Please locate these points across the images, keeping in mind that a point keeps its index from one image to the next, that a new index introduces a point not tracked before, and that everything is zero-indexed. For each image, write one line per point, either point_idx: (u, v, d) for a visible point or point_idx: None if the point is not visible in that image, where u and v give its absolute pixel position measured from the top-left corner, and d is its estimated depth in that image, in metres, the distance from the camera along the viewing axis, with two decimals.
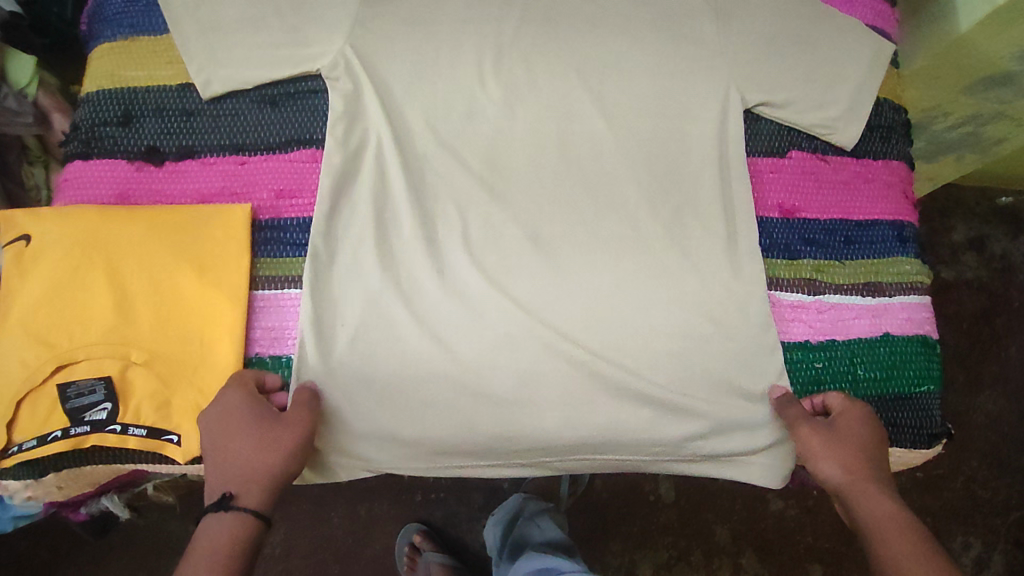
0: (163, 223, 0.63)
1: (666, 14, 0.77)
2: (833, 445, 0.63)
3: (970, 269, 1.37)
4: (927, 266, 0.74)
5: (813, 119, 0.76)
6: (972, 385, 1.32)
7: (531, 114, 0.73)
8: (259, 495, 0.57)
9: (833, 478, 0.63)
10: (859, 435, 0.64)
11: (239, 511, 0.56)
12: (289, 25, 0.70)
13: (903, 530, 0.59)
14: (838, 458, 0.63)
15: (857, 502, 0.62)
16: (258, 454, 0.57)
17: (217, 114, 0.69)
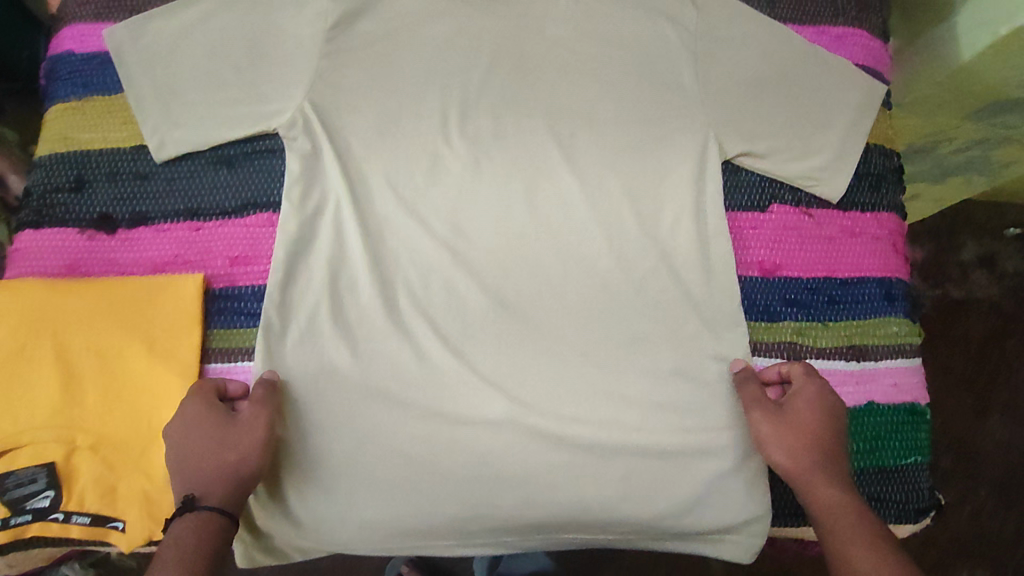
0: (108, 300, 0.61)
1: (641, 59, 0.73)
2: (782, 430, 0.62)
3: (980, 288, 1.26)
4: (915, 325, 0.70)
5: (795, 170, 0.72)
6: (981, 411, 1.21)
7: (498, 169, 0.70)
8: (223, 492, 0.55)
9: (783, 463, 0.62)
10: (811, 415, 0.62)
11: (203, 509, 0.53)
12: (246, 83, 0.68)
13: (847, 518, 0.56)
14: (787, 444, 0.61)
15: (805, 490, 0.60)
16: (220, 454, 0.56)
17: (172, 177, 0.67)
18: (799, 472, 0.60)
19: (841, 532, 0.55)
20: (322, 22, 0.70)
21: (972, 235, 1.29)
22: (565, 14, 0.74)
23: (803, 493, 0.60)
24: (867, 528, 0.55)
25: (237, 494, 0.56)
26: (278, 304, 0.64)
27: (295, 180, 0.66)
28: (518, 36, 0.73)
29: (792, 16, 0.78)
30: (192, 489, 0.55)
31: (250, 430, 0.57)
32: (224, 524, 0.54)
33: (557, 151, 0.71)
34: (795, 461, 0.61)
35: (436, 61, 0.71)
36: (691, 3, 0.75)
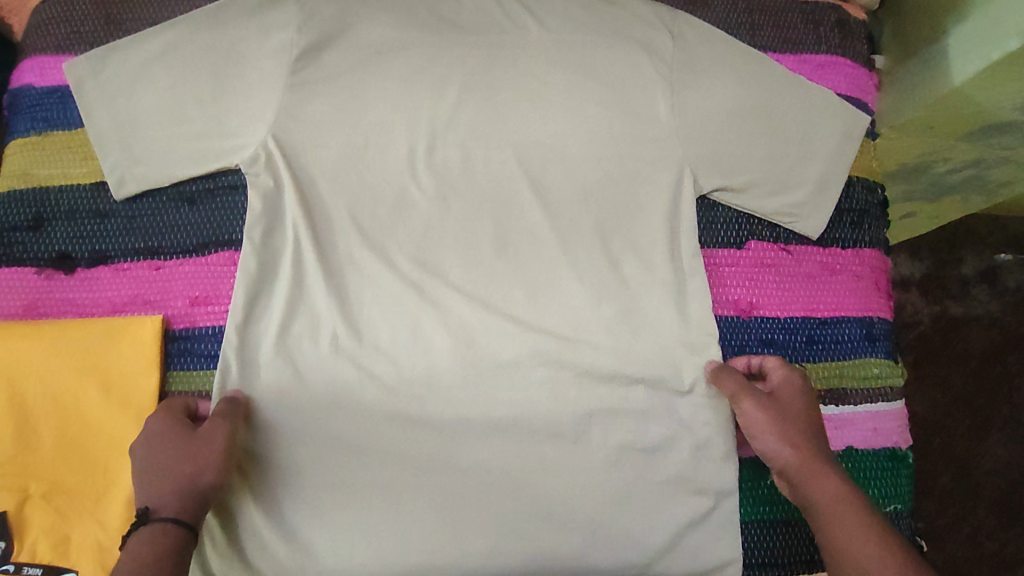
0: (61, 346, 0.60)
1: (615, 89, 0.72)
2: (775, 418, 0.60)
3: (979, 304, 1.20)
4: (897, 367, 0.69)
5: (773, 205, 0.70)
6: (979, 428, 1.14)
7: (465, 204, 0.68)
8: (178, 506, 0.53)
9: (775, 454, 0.60)
10: (798, 405, 0.61)
11: (158, 522, 0.52)
12: (208, 118, 0.67)
13: (848, 508, 0.55)
14: (781, 432, 0.59)
15: (804, 480, 0.57)
16: (178, 468, 0.55)
17: (133, 214, 0.65)
18: (794, 461, 0.59)
19: (845, 524, 0.54)
20: (288, 54, 0.68)
21: (971, 251, 1.22)
22: (538, 42, 0.72)
23: (803, 484, 0.57)
24: (867, 518, 0.54)
25: (194, 510, 0.54)
26: (235, 348, 0.63)
27: (256, 217, 0.65)
28: (488, 66, 0.71)
29: (774, 43, 0.76)
30: (148, 504, 0.54)
31: (212, 443, 0.57)
32: (180, 538, 0.52)
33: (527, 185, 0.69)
34: (790, 450, 0.59)
35: (405, 94, 0.70)
36: (668, 31, 0.73)
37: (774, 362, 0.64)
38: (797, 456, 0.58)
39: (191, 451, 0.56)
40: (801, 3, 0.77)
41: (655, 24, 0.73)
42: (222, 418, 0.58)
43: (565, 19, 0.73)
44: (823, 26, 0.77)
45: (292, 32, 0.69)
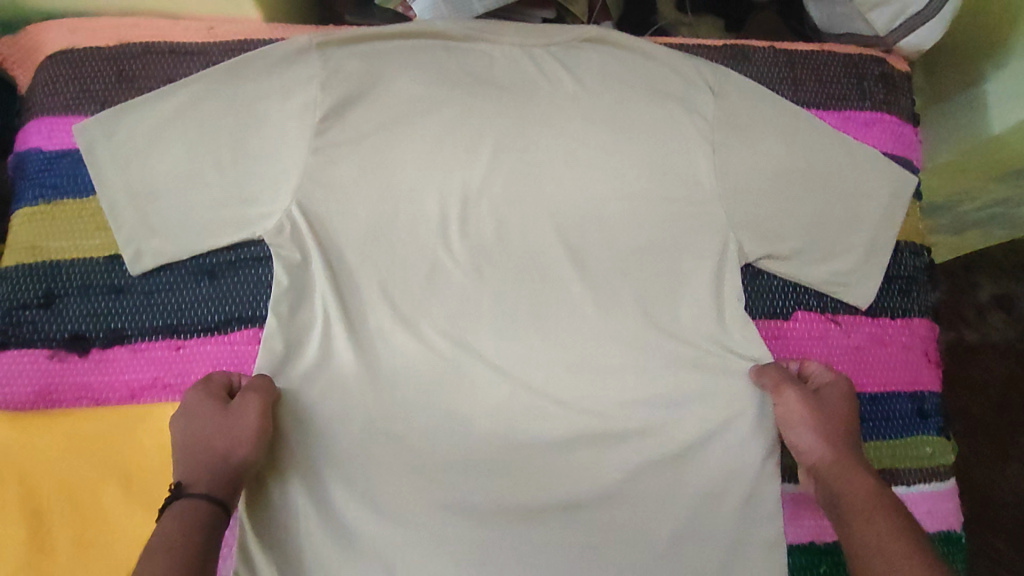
0: (85, 438, 0.58)
1: (655, 149, 0.68)
2: (814, 415, 0.60)
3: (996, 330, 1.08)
4: (950, 446, 0.68)
5: (819, 275, 0.68)
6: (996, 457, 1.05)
7: (500, 278, 0.66)
8: (211, 478, 0.52)
9: (809, 450, 0.60)
10: (839, 406, 0.61)
11: (189, 498, 0.50)
12: (228, 185, 0.63)
13: (872, 504, 0.54)
14: (820, 428, 0.59)
15: (835, 477, 0.57)
16: (211, 443, 0.54)
17: (150, 289, 0.62)
18: (827, 457, 0.58)
19: (869, 520, 0.53)
20: (310, 114, 0.64)
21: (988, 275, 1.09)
22: (572, 100, 0.68)
23: (835, 480, 0.57)
24: (891, 513, 0.53)
25: (226, 484, 0.52)
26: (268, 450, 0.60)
27: (286, 296, 0.63)
28: (523, 125, 0.67)
29: (816, 98, 0.72)
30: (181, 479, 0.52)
31: (245, 417, 0.55)
32: (212, 512, 0.50)
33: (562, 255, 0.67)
34: (823, 448, 0.59)
35: (434, 158, 0.66)
36: (709, 89, 0.69)
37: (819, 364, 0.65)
38: (831, 454, 0.58)
39: (225, 428, 0.55)
40: (845, 56, 0.74)
41: (695, 81, 0.70)
42: (256, 391, 0.57)
43: (601, 75, 0.69)
44: (867, 81, 0.73)
45: (315, 90, 0.64)
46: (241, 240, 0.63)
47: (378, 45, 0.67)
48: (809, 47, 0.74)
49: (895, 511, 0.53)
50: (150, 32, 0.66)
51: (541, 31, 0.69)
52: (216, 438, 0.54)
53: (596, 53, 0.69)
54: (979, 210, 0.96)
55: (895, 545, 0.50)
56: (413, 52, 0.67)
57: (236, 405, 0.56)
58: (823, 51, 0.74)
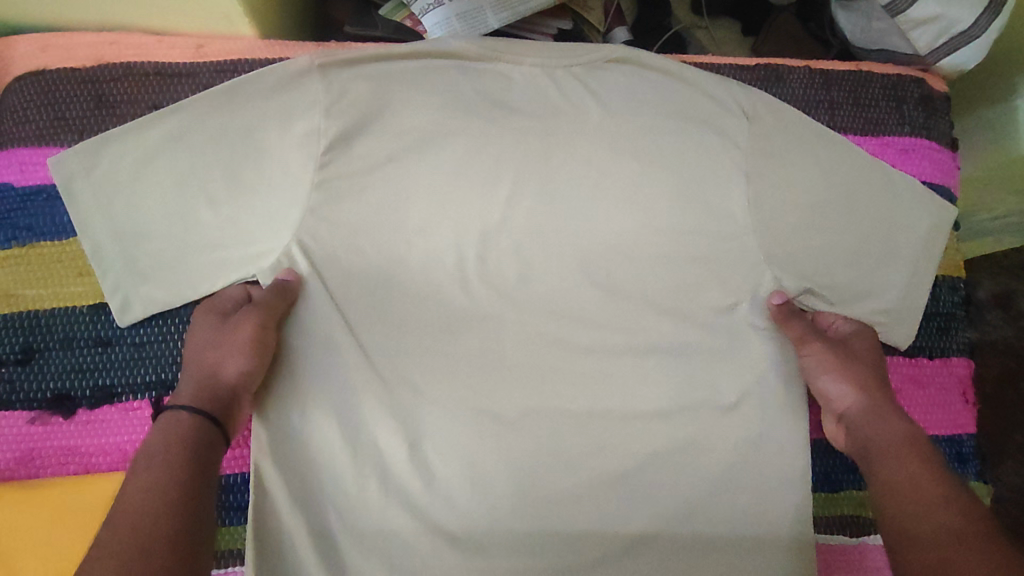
0: (78, 510, 0.54)
1: (686, 179, 0.64)
2: (844, 363, 0.60)
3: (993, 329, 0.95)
4: (987, 490, 0.66)
5: (858, 314, 0.64)
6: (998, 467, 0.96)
7: (522, 323, 0.62)
8: (197, 394, 0.51)
9: (839, 398, 0.59)
10: (869, 360, 0.61)
11: (178, 410, 0.50)
12: (224, 223, 0.57)
13: (901, 451, 0.53)
14: (851, 377, 0.59)
15: (865, 423, 0.57)
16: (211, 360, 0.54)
17: (141, 340, 0.57)
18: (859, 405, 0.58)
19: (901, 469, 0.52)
20: (313, 143, 0.58)
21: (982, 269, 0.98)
22: (598, 126, 0.63)
23: (865, 425, 0.57)
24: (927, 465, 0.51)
25: (218, 404, 0.52)
26: (274, 518, 0.55)
27: (294, 344, 0.58)
28: (546, 154, 0.62)
29: (854, 124, 0.69)
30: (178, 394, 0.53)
31: (241, 332, 0.54)
32: (199, 429, 0.50)
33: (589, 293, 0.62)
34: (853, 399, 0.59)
35: (450, 190, 0.61)
36: (742, 113, 0.64)
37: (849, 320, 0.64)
38: (861, 404, 0.58)
39: (220, 344, 0.54)
40: (883, 77, 0.70)
41: (729, 105, 0.64)
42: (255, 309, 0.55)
43: (628, 99, 0.63)
44: (906, 104, 0.70)
45: (318, 117, 0.58)
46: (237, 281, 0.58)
47: (387, 65, 0.61)
48: (845, 65, 0.71)
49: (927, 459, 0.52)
50: (132, 51, 0.60)
51: (564, 50, 0.64)
52: (217, 357, 0.54)
53: (623, 74, 0.64)
54: (996, 218, 0.87)
55: (924, 491, 0.49)
56: (424, 73, 0.61)
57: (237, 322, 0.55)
58: (860, 71, 0.70)
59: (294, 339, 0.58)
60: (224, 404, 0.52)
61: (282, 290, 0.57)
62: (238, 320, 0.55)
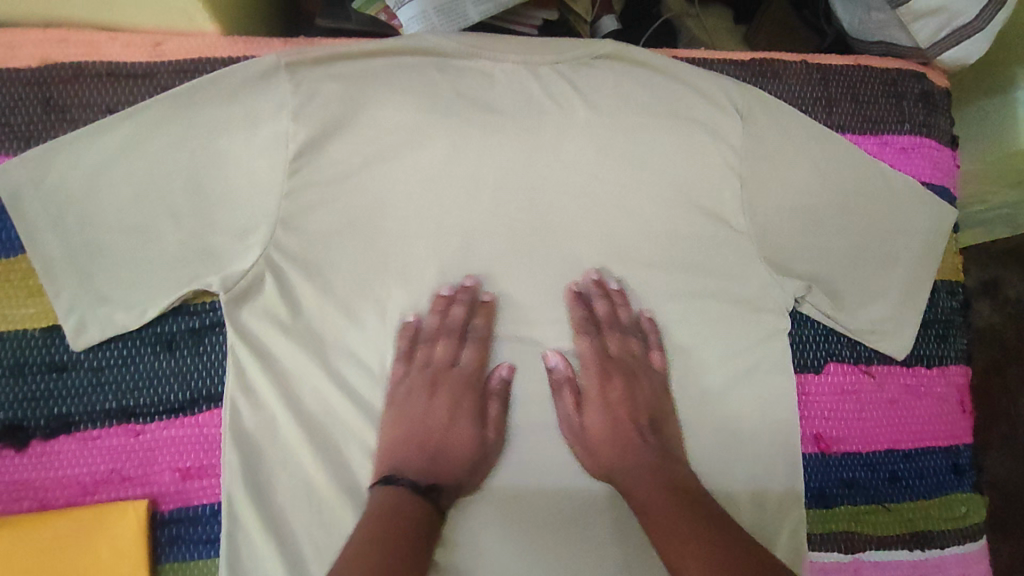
0: (24, 549, 0.51)
1: (679, 183, 0.60)
2: (600, 418, 0.57)
3: (978, 317, 0.95)
4: (982, 503, 0.65)
5: (855, 323, 0.62)
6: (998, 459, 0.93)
7: (508, 338, 0.58)
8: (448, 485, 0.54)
9: (605, 445, 0.56)
10: (619, 420, 0.57)
11: (399, 487, 0.51)
12: (183, 238, 0.53)
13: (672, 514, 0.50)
14: (611, 435, 0.56)
15: (627, 484, 0.54)
16: (434, 432, 0.55)
17: (99, 365, 0.54)
18: (649, 460, 0.55)
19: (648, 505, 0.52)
20: (282, 149, 0.54)
21: (971, 258, 0.96)
22: (586, 128, 0.59)
23: (624, 479, 0.55)
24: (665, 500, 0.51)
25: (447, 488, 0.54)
26: (248, 546, 0.52)
27: (288, 362, 0.55)
28: (530, 157, 0.58)
29: (853, 122, 0.66)
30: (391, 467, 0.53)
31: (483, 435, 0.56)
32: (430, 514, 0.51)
33: (472, 289, 0.57)
34: (617, 472, 0.55)
35: (430, 197, 0.57)
36: (737, 113, 0.60)
37: (579, 337, 0.59)
38: (625, 459, 0.55)
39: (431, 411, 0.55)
40: (883, 72, 0.68)
41: (723, 105, 0.60)
42: (464, 379, 0.57)
43: (618, 98, 0.60)
44: (907, 101, 0.68)
45: (285, 121, 0.54)
46: (187, 294, 0.54)
47: (360, 64, 0.57)
48: (843, 60, 0.68)
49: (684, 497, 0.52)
50: (82, 49, 0.55)
51: (549, 46, 0.60)
52: (453, 427, 0.56)
53: (612, 72, 0.60)
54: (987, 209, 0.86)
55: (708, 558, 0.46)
56: (399, 72, 0.57)
57: (436, 385, 0.56)
58: (859, 66, 0.67)
59: (274, 358, 0.55)
60: (480, 458, 0.56)
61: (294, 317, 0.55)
62: (454, 384, 0.57)
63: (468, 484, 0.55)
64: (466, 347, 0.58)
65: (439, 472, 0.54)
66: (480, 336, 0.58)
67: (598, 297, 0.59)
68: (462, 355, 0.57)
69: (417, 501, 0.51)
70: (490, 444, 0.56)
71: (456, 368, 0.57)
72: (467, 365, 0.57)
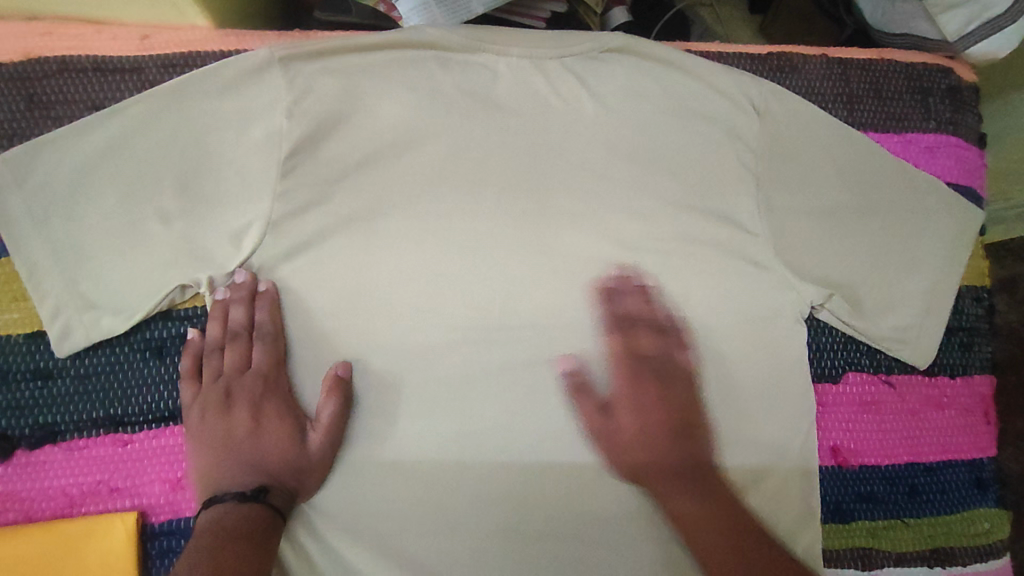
0: (4, 565, 0.49)
1: (691, 183, 0.57)
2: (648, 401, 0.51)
3: None
4: (1007, 518, 0.62)
5: (876, 331, 0.59)
6: None
7: (511, 344, 0.55)
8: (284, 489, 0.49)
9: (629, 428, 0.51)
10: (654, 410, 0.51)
11: (219, 505, 0.47)
12: (171, 240, 0.51)
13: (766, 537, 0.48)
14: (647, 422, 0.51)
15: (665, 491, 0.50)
16: (243, 442, 0.50)
17: (86, 372, 0.52)
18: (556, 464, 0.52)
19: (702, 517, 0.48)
20: (275, 147, 0.51)
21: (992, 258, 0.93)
22: (593, 125, 0.56)
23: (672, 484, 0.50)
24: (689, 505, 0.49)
25: (283, 495, 0.50)
26: None
27: (285, 368, 0.53)
28: (534, 154, 0.56)
29: (876, 120, 0.63)
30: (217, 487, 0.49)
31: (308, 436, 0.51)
32: (267, 523, 0.47)
33: (250, 281, 0.52)
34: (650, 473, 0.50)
35: (429, 198, 0.54)
36: (753, 109, 0.57)
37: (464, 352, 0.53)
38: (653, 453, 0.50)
39: (251, 415, 0.51)
40: (908, 67, 0.64)
41: (739, 101, 0.57)
42: (261, 383, 0.51)
43: (628, 94, 0.57)
44: (932, 97, 0.64)
45: (278, 118, 0.51)
46: (176, 299, 0.52)
47: (356, 58, 0.54)
48: (865, 54, 0.64)
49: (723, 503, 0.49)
50: (67, 43, 0.53)
51: (556, 38, 0.57)
52: (266, 434, 0.51)
53: (622, 66, 0.57)
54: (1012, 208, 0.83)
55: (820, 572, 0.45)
56: (398, 67, 0.54)
57: (236, 393, 0.51)
58: (882, 60, 0.64)
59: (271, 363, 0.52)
60: (305, 463, 0.50)
61: (278, 314, 0.52)
62: (248, 391, 0.51)
63: (312, 488, 0.51)
64: (256, 346, 0.52)
65: (270, 477, 0.49)
66: (270, 329, 0.52)
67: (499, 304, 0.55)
68: (256, 354, 0.52)
69: (246, 510, 0.47)
70: (312, 449, 0.51)
71: (250, 370, 0.52)
72: (258, 367, 0.51)
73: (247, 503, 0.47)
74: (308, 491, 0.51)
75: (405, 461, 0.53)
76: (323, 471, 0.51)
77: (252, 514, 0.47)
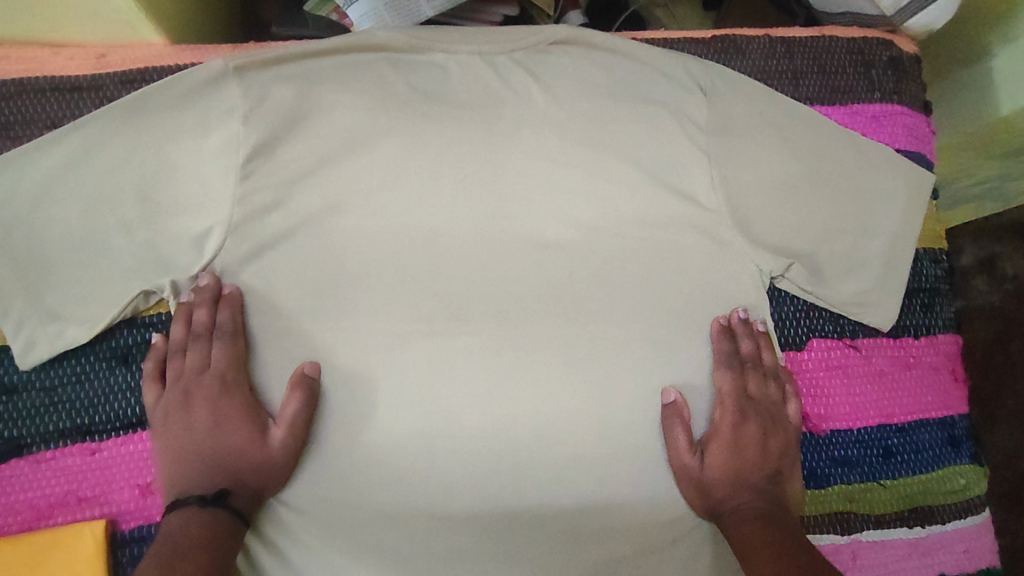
0: None
1: (646, 165, 0.58)
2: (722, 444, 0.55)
3: (977, 291, 0.92)
4: (982, 475, 0.63)
5: (836, 296, 0.60)
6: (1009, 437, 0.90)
7: (477, 335, 0.56)
8: (250, 487, 0.50)
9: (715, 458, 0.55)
10: (740, 440, 0.55)
11: (183, 510, 0.48)
12: (130, 249, 0.52)
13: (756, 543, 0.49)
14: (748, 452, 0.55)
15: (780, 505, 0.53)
16: (206, 441, 0.51)
17: (51, 384, 0.52)
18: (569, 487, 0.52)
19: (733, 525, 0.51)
20: (231, 154, 0.52)
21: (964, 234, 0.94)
22: (545, 116, 0.58)
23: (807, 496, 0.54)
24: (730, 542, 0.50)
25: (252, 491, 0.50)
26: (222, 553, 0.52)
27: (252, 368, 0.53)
28: (488, 149, 0.57)
29: (821, 94, 0.65)
30: (183, 488, 0.49)
31: (272, 432, 0.51)
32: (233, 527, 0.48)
33: (213, 285, 0.52)
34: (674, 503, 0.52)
35: (388, 196, 0.56)
36: (699, 90, 0.59)
37: (720, 372, 0.57)
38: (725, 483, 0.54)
39: (217, 417, 0.51)
40: (849, 41, 0.66)
41: (684, 83, 0.59)
42: (223, 383, 0.52)
43: (576, 83, 0.58)
44: (875, 69, 0.66)
45: (234, 125, 0.52)
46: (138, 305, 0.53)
47: (309, 64, 0.55)
48: (806, 32, 0.66)
49: (766, 510, 0.53)
50: (24, 65, 0.54)
51: (502, 34, 0.58)
52: (230, 433, 0.51)
53: (569, 56, 0.59)
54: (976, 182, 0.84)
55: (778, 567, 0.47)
56: (350, 70, 0.56)
57: (200, 395, 0.51)
58: (823, 37, 0.66)
59: (238, 364, 0.52)
60: (271, 458, 0.51)
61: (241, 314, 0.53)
62: (207, 391, 0.52)
63: (281, 482, 0.52)
64: (219, 347, 0.52)
65: (234, 477, 0.50)
66: (231, 330, 0.52)
67: (743, 334, 0.58)
68: (216, 354, 0.52)
69: (210, 515, 0.48)
70: (278, 445, 0.51)
71: (209, 370, 0.52)
72: (218, 367, 0.52)
73: (208, 508, 0.48)
74: (278, 486, 0.52)
75: (377, 455, 0.53)
76: (293, 466, 0.52)
77: (217, 516, 0.48)
